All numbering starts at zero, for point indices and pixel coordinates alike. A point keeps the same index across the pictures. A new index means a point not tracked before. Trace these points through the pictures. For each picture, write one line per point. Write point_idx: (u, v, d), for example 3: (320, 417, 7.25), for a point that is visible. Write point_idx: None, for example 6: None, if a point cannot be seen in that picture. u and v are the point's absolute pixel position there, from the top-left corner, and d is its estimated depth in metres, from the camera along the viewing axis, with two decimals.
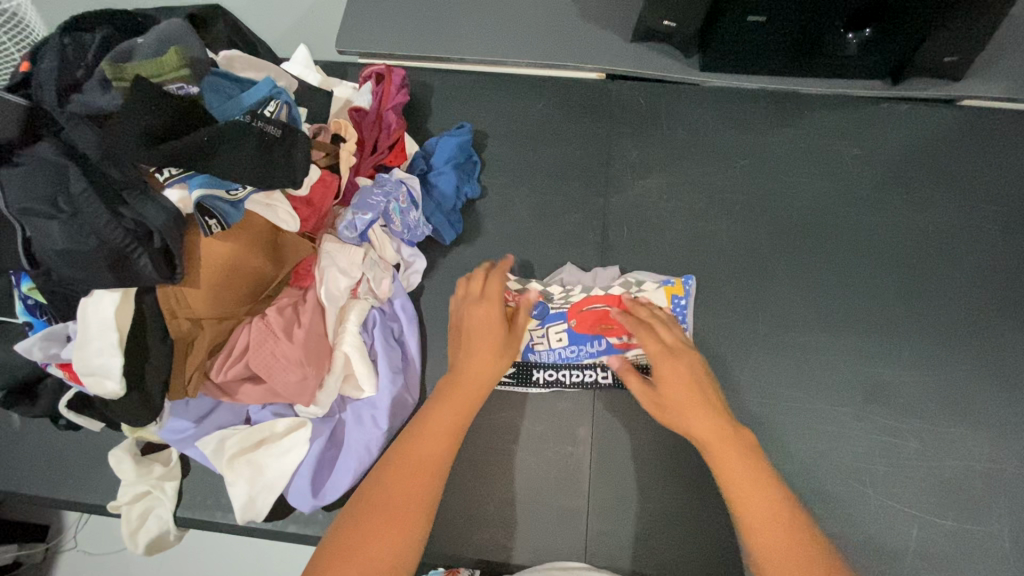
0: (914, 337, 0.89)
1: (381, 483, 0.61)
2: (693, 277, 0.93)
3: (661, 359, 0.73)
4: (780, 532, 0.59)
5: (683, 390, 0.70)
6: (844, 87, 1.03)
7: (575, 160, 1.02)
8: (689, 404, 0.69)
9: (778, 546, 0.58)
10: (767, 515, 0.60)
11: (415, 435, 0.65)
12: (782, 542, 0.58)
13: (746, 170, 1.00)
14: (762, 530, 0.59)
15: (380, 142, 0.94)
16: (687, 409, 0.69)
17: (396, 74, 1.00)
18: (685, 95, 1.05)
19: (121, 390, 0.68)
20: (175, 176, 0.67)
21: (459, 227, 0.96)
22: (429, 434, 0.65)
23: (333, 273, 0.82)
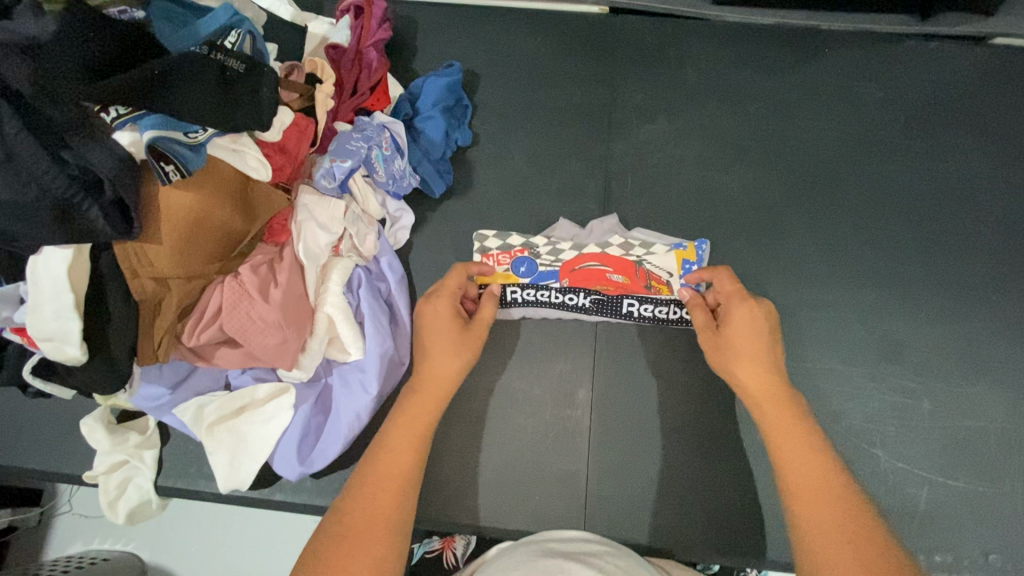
0: (933, 293, 0.84)
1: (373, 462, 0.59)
2: (707, 241, 0.86)
3: (733, 304, 0.69)
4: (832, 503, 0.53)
5: (750, 339, 0.66)
6: (868, 22, 0.95)
7: (575, 103, 0.94)
8: (755, 362, 0.65)
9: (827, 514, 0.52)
10: (812, 475, 0.55)
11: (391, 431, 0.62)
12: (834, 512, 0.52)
13: (761, 113, 0.92)
14: (810, 493, 0.54)
15: (360, 83, 0.86)
16: (747, 360, 0.65)
17: (377, 7, 0.90)
18: (695, 32, 0.96)
19: (83, 356, 0.63)
20: (123, 116, 0.59)
21: (448, 178, 0.89)
22: (411, 423, 0.63)
23: (312, 228, 0.75)
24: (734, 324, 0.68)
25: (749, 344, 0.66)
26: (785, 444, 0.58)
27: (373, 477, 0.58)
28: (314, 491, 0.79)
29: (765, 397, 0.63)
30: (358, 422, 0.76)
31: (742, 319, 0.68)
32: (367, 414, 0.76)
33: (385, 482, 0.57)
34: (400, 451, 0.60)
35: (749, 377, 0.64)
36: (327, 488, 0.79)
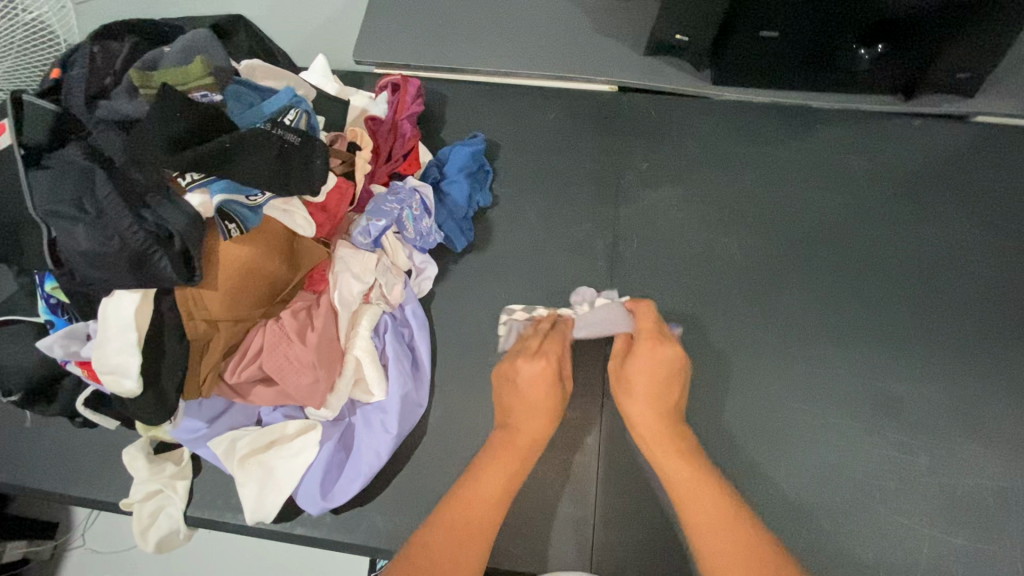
0: (926, 352, 0.88)
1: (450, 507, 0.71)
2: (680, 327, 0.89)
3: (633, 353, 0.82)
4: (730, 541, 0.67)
5: (642, 408, 0.79)
6: (855, 102, 1.04)
7: (587, 170, 1.03)
8: (648, 430, 0.78)
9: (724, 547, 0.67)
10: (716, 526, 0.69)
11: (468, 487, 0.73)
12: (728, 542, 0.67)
13: (758, 182, 1.00)
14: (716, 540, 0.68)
15: (394, 150, 0.96)
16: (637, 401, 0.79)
17: (411, 83, 1.02)
18: (697, 109, 1.06)
19: (138, 389, 0.70)
20: (197, 181, 0.69)
21: (470, 235, 0.97)
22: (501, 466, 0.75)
23: (347, 278, 0.83)
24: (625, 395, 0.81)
25: (647, 421, 0.78)
26: (683, 490, 0.72)
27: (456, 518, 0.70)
28: (333, 526, 0.83)
29: (664, 455, 0.76)
30: (378, 461, 0.81)
31: (638, 395, 0.80)
32: (387, 453, 0.81)
33: (469, 538, 0.68)
34: (489, 491, 0.73)
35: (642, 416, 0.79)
36: (346, 524, 0.83)
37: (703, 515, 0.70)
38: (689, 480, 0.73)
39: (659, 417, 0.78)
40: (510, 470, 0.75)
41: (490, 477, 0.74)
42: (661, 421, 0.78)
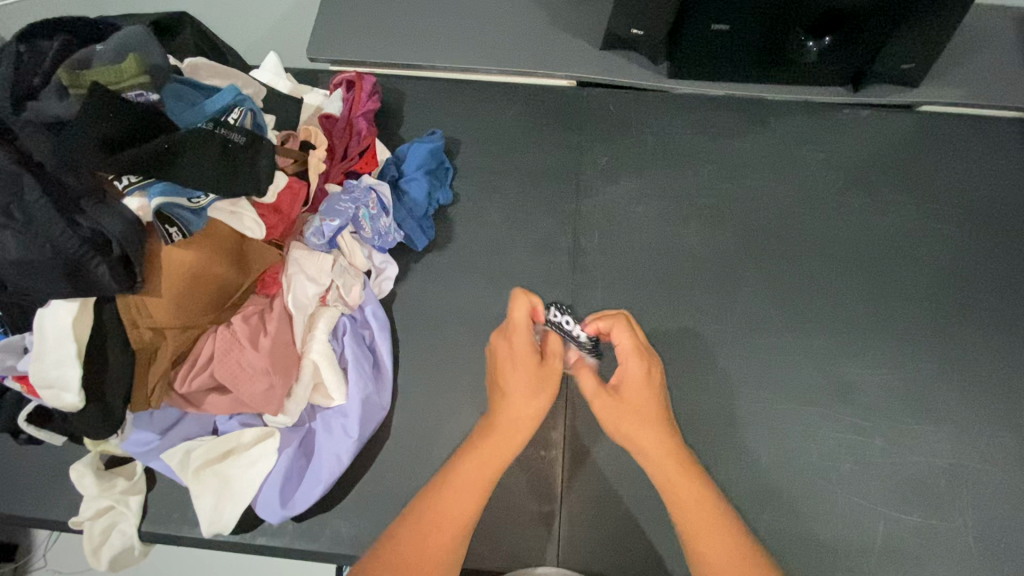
0: (878, 335, 0.91)
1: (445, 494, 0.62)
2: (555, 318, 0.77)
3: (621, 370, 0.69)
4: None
5: (654, 441, 0.64)
6: (807, 93, 1.06)
7: (547, 166, 1.03)
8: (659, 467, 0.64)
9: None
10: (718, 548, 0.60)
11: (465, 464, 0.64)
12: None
13: (716, 174, 1.02)
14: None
15: (351, 148, 0.96)
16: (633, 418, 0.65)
17: (367, 81, 1.01)
18: (655, 103, 1.07)
19: (81, 403, 0.67)
20: (134, 183, 0.66)
21: (430, 233, 0.97)
22: (508, 432, 0.66)
23: (301, 280, 0.81)
24: (643, 429, 0.65)
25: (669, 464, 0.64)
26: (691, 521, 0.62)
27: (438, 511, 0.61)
28: (295, 535, 0.81)
29: (688, 502, 0.62)
30: (340, 465, 0.79)
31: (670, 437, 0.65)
32: (349, 457, 0.80)
33: (453, 519, 0.61)
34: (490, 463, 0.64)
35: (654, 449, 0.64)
36: (308, 532, 0.81)
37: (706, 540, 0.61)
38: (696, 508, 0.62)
39: (674, 451, 0.65)
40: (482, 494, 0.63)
41: (455, 516, 0.61)
42: (678, 456, 0.64)
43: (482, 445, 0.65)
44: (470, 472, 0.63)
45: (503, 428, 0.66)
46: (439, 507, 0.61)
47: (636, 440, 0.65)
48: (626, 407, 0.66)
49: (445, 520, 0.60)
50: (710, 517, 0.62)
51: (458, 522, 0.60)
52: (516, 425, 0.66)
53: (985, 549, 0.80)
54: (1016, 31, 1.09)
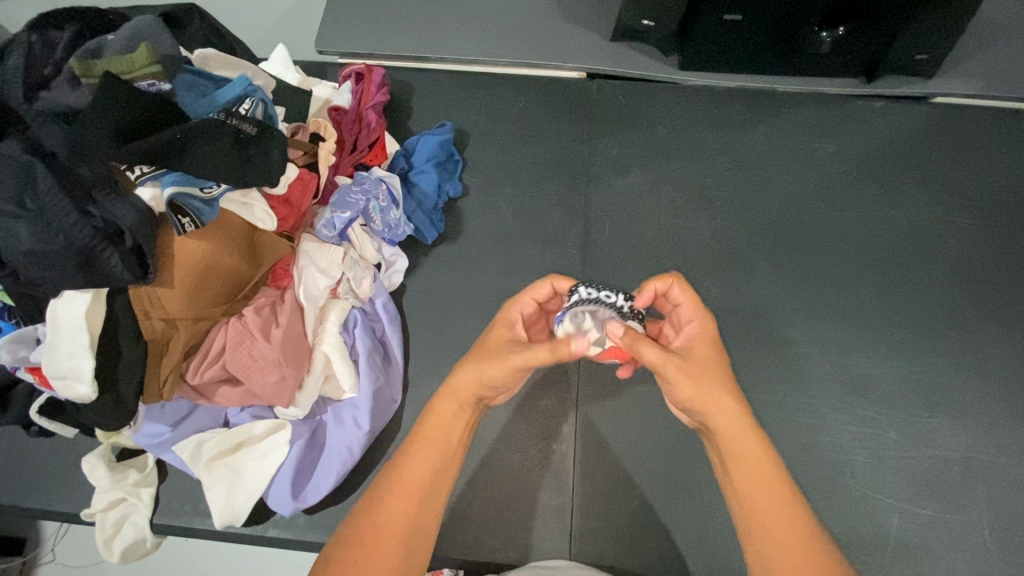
0: (892, 328, 0.90)
1: (397, 465, 0.59)
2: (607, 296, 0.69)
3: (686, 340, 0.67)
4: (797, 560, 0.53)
5: (729, 403, 0.60)
6: (819, 85, 1.05)
7: (557, 159, 1.03)
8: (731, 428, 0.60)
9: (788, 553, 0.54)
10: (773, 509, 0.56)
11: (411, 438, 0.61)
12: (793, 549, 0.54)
13: (727, 166, 1.01)
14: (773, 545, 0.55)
15: (360, 140, 0.95)
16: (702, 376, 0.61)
17: (376, 74, 1.01)
18: (666, 95, 1.06)
19: (93, 394, 0.66)
20: (146, 173, 0.65)
21: (440, 226, 0.96)
22: (455, 394, 0.63)
23: (312, 273, 0.81)
24: (714, 386, 0.61)
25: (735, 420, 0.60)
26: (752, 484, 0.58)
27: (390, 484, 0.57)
28: (307, 527, 0.81)
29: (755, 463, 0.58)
30: (351, 457, 0.79)
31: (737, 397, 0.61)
32: (360, 449, 0.80)
33: (408, 493, 0.57)
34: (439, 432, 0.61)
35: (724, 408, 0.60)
36: (320, 524, 0.81)
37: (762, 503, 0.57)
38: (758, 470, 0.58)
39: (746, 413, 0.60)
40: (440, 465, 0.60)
41: (409, 484, 0.57)
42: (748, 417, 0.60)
43: (433, 407, 0.63)
44: (419, 442, 0.60)
45: (450, 389, 0.63)
46: (393, 477, 0.58)
47: (702, 402, 0.60)
48: (694, 364, 0.62)
49: (397, 494, 0.57)
50: (773, 482, 0.57)
51: (410, 493, 0.57)
52: (463, 391, 0.63)
53: (1001, 543, 0.79)
54: None
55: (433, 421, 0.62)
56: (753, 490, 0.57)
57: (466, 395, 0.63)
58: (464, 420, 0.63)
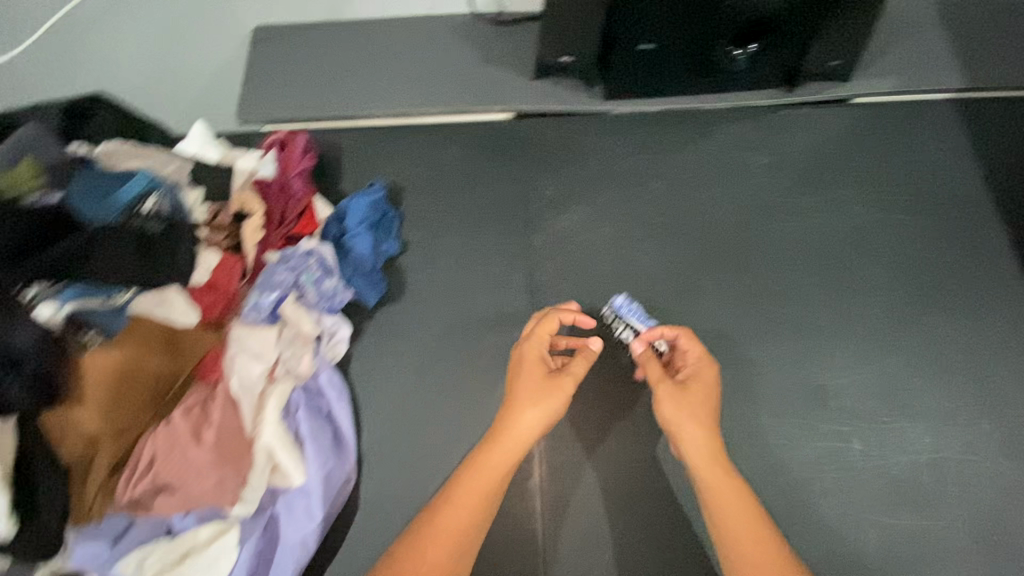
0: (843, 335, 0.90)
1: (443, 515, 0.69)
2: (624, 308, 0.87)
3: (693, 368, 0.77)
4: (752, 551, 0.66)
5: (698, 436, 0.72)
6: (742, 97, 1.06)
7: (494, 204, 1.01)
8: (704, 462, 0.71)
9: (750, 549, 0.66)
10: (743, 515, 0.68)
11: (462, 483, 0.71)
12: (755, 553, 0.65)
13: (664, 190, 1.01)
14: (743, 540, 0.66)
15: (288, 211, 0.92)
16: (694, 404, 0.74)
17: (299, 140, 0.98)
18: (595, 127, 1.06)
19: (12, 529, 0.63)
20: (45, 291, 0.69)
21: (382, 288, 0.93)
22: (511, 443, 0.72)
23: (245, 361, 0.77)
24: (686, 417, 0.72)
25: (702, 456, 0.71)
26: (716, 492, 0.69)
27: (436, 530, 0.68)
28: None
29: (724, 484, 0.69)
30: (307, 549, 0.76)
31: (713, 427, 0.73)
32: (315, 539, 0.77)
33: (456, 523, 0.69)
34: (479, 488, 0.70)
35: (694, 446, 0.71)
36: None
37: (735, 509, 0.68)
38: (735, 500, 0.68)
39: (714, 445, 0.71)
40: (474, 514, 0.70)
41: (450, 528, 0.68)
42: (715, 451, 0.71)
43: (477, 465, 0.71)
44: (460, 497, 0.70)
45: (511, 435, 0.72)
46: (445, 522, 0.69)
47: (693, 431, 0.72)
48: (692, 394, 0.74)
49: (442, 535, 0.68)
50: (746, 500, 0.69)
51: (451, 538, 0.68)
52: (518, 438, 0.72)
53: (979, 543, 0.78)
54: (936, 15, 1.11)
55: (465, 484, 0.71)
56: (729, 488, 0.69)
57: (516, 443, 0.72)
58: (507, 470, 0.72)
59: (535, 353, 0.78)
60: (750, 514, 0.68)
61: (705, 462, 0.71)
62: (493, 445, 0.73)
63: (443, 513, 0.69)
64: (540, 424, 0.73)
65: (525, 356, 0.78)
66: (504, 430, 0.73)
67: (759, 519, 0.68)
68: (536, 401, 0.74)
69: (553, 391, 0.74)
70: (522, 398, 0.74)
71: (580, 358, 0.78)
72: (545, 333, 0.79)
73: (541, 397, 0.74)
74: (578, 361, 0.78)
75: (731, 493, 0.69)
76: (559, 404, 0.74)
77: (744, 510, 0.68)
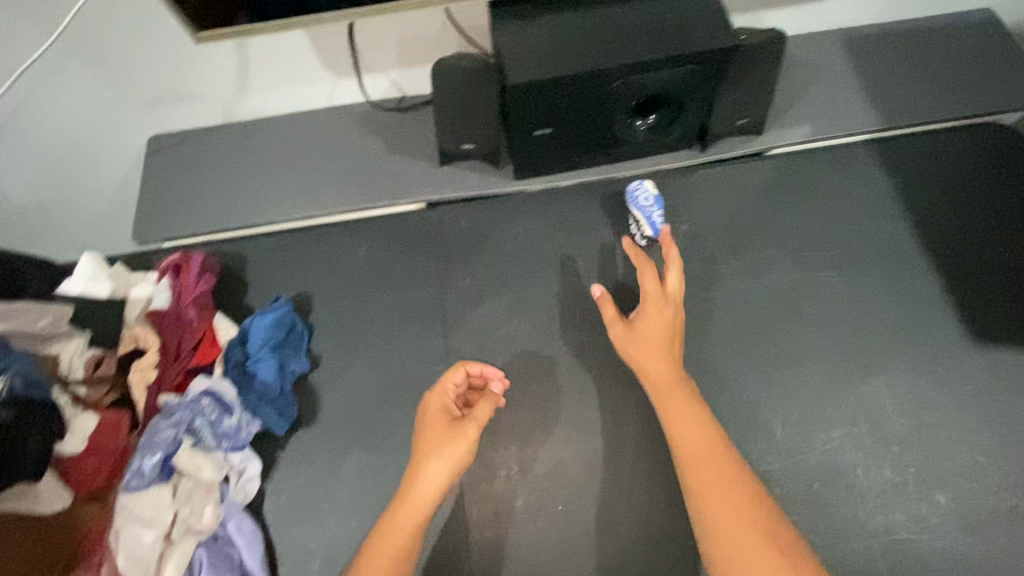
0: (779, 412, 0.86)
1: (376, 540, 0.70)
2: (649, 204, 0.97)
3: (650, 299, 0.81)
4: (747, 539, 0.63)
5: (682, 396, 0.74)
6: (655, 164, 1.02)
7: (411, 303, 0.97)
8: (701, 448, 0.70)
9: (739, 544, 0.63)
10: (722, 499, 0.66)
11: (400, 508, 0.71)
12: (749, 542, 0.63)
13: (584, 271, 0.97)
14: (723, 527, 0.65)
15: (183, 344, 0.87)
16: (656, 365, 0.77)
17: (195, 260, 0.94)
18: (509, 208, 1.02)
19: None
20: None
21: (292, 412, 0.87)
22: (444, 471, 0.72)
23: (134, 529, 0.73)
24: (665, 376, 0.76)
25: (696, 433, 0.71)
26: (701, 486, 0.68)
27: (373, 555, 0.69)
28: None
29: (703, 462, 0.69)
30: None
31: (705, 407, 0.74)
32: None
33: (393, 545, 0.70)
34: (421, 503, 0.71)
35: (684, 427, 0.72)
36: None
37: (716, 492, 0.67)
38: (723, 486, 0.67)
39: (711, 431, 0.72)
40: (405, 544, 0.70)
41: (385, 551, 0.69)
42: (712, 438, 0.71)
43: (405, 498, 0.72)
44: (393, 525, 0.71)
45: (416, 487, 0.72)
46: (380, 542, 0.70)
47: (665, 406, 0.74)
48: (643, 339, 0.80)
49: (378, 556, 0.69)
50: (726, 474, 0.68)
51: (386, 561, 0.69)
52: (422, 496, 0.71)
53: None
54: (844, 56, 1.09)
55: (409, 503, 0.71)
56: (707, 472, 0.68)
57: (424, 504, 0.71)
58: (424, 520, 0.71)
59: (439, 398, 0.77)
60: (726, 483, 0.67)
61: (686, 442, 0.71)
62: (410, 496, 0.72)
63: (382, 538, 0.70)
64: (444, 478, 0.72)
65: (429, 402, 0.78)
66: (405, 490, 0.72)
67: (755, 508, 0.66)
68: (440, 452, 0.72)
69: (455, 440, 0.72)
70: (423, 446, 0.73)
71: (483, 403, 0.75)
72: (447, 382, 0.78)
73: (445, 449, 0.72)
74: (481, 405, 0.75)
75: (711, 480, 0.68)
76: (463, 453, 0.72)
77: (732, 495, 0.66)
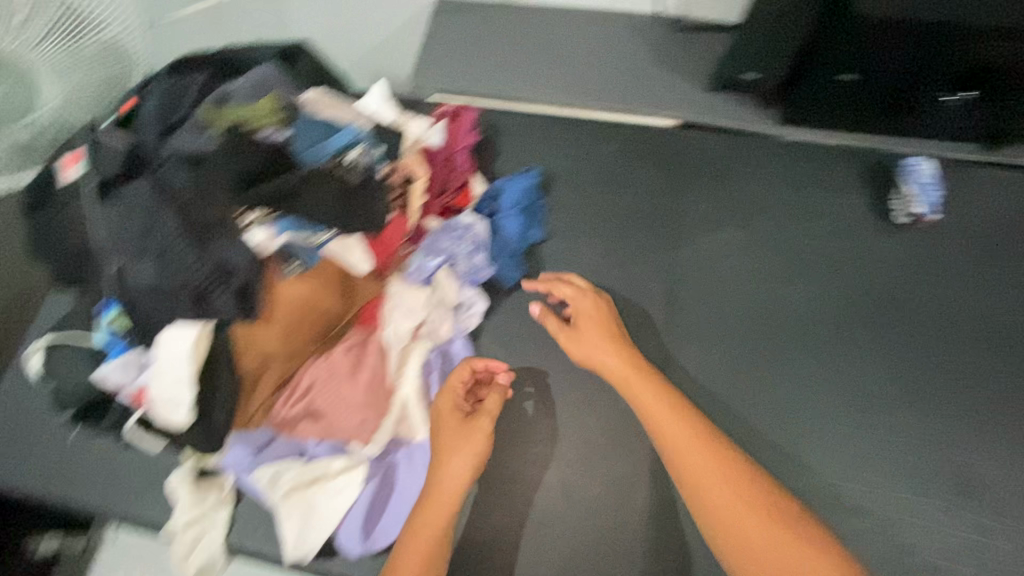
0: (999, 424, 0.84)
1: (417, 517, 0.71)
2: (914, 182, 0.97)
3: (577, 302, 0.85)
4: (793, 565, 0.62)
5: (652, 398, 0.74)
6: (945, 147, 0.96)
7: (644, 210, 1.00)
8: (682, 449, 0.69)
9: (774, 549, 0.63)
10: (734, 517, 0.65)
11: (427, 491, 0.72)
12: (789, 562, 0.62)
13: (823, 231, 0.97)
14: (742, 549, 0.64)
15: (448, 184, 0.97)
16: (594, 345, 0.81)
17: (467, 116, 1.01)
18: (759, 152, 1.02)
19: (189, 419, 0.70)
20: (263, 218, 0.69)
21: (523, 270, 0.94)
22: (462, 470, 0.72)
23: (397, 316, 0.83)
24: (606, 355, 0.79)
25: (687, 434, 0.70)
26: (725, 522, 0.65)
27: (411, 530, 0.70)
28: None
29: (707, 479, 0.67)
30: None
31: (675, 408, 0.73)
32: None
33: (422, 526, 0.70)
34: (443, 491, 0.71)
35: (672, 427, 0.71)
36: None
37: (723, 508, 0.66)
38: (726, 501, 0.66)
39: (696, 429, 0.71)
40: (439, 525, 0.70)
41: (426, 525, 0.70)
42: (705, 440, 0.70)
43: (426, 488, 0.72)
44: (433, 499, 0.71)
45: (432, 482, 0.72)
46: (419, 521, 0.70)
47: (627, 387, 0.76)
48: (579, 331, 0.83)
49: (413, 541, 0.69)
50: (735, 491, 0.66)
51: (421, 545, 0.69)
52: (441, 486, 0.71)
53: None
54: None
55: (439, 483, 0.72)
56: (705, 483, 0.67)
57: (443, 498, 0.71)
58: (452, 510, 0.71)
59: (448, 395, 0.76)
60: (739, 506, 0.65)
61: (669, 431, 0.71)
62: (433, 496, 0.71)
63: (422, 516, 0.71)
64: (468, 474, 0.72)
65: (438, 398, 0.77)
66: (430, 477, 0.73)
67: (767, 525, 0.64)
68: (456, 450, 0.73)
69: (471, 436, 0.73)
70: (437, 440, 0.74)
71: (495, 394, 0.76)
72: (455, 382, 0.76)
73: (465, 444, 0.73)
74: (491, 399, 0.76)
75: (695, 470, 0.68)
76: (480, 446, 0.73)
77: (731, 510, 0.65)
